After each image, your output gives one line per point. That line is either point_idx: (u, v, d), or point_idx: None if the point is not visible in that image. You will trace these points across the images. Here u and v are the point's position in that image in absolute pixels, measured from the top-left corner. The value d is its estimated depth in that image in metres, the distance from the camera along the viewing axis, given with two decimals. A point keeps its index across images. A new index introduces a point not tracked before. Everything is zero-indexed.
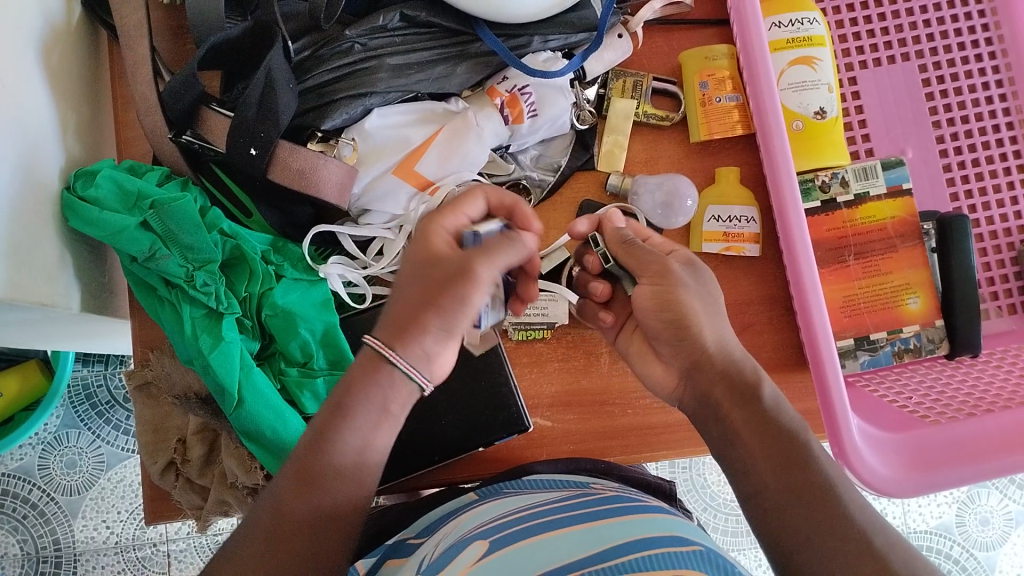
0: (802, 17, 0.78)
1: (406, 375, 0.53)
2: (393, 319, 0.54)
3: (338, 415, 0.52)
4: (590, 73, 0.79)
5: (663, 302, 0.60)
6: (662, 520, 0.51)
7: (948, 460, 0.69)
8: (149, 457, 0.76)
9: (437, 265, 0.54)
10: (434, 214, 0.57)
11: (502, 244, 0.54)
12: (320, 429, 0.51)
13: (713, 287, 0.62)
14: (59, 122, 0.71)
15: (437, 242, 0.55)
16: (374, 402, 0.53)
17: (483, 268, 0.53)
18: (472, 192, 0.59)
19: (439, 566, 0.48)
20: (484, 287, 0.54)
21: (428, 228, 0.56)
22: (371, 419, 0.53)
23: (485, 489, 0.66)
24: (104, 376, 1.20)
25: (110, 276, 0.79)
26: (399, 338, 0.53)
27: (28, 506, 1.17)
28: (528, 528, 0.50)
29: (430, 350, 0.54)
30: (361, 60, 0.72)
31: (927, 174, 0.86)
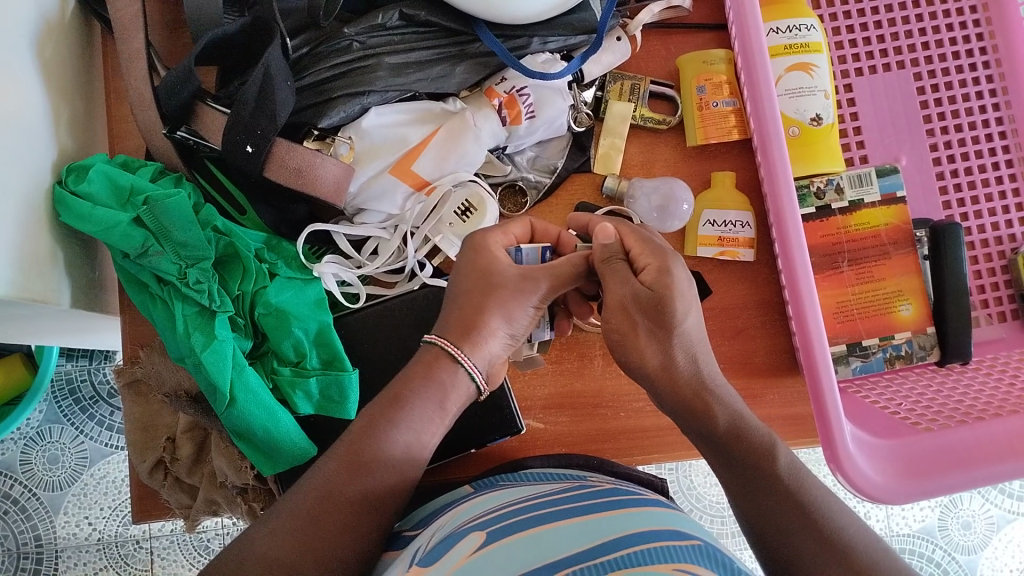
0: (799, 23, 0.78)
1: (468, 373, 0.59)
2: (460, 322, 0.60)
3: (395, 405, 0.56)
4: (588, 75, 0.79)
5: (620, 337, 0.58)
6: (660, 514, 0.51)
7: (939, 467, 0.70)
8: (138, 455, 0.75)
9: (503, 272, 0.61)
10: (489, 231, 0.64)
11: (569, 269, 0.61)
12: (378, 418, 0.56)
13: (683, 315, 0.57)
14: (51, 114, 0.70)
15: (498, 255, 0.62)
16: (433, 397, 0.57)
17: (544, 285, 0.61)
18: (522, 218, 0.66)
19: (436, 556, 0.48)
20: (542, 300, 0.61)
21: (484, 242, 0.63)
22: (427, 413, 0.57)
23: (482, 482, 0.66)
24: (87, 371, 1.19)
25: (100, 272, 0.78)
26: (466, 339, 0.59)
27: (9, 502, 1.15)
28: (524, 521, 0.50)
29: (491, 355, 0.60)
30: (360, 58, 0.71)
31: (920, 182, 0.86)
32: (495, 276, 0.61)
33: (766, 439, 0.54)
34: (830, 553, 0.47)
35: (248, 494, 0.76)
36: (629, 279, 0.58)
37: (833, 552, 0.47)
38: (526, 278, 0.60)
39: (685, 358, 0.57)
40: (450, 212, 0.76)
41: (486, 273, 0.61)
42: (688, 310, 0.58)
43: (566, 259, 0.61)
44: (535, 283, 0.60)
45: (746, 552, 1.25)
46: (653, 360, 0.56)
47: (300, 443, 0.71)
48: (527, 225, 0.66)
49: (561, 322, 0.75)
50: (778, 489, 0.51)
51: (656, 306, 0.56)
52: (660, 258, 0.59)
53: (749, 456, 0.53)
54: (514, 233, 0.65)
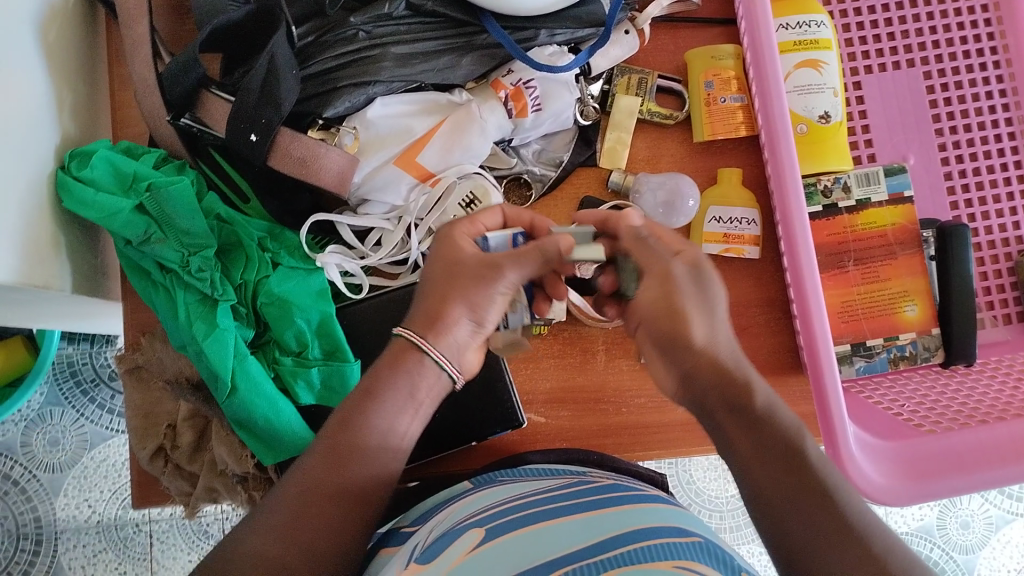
0: (809, 19, 0.78)
1: (435, 363, 0.56)
2: (426, 316, 0.56)
3: (367, 398, 0.54)
4: (595, 68, 0.79)
5: (661, 311, 0.52)
6: (661, 510, 0.51)
7: (942, 470, 0.70)
8: (138, 442, 0.75)
9: (467, 262, 0.56)
10: (453, 222, 0.59)
11: (537, 256, 0.55)
12: (351, 413, 0.53)
13: (722, 295, 0.54)
14: (54, 98, 0.70)
15: (461, 245, 0.58)
16: (403, 389, 0.55)
17: (509, 272, 0.55)
18: (491, 208, 0.61)
19: (434, 552, 0.47)
20: (512, 287, 0.57)
21: (450, 233, 0.59)
22: (400, 404, 0.55)
23: (481, 478, 0.66)
24: (89, 354, 1.19)
25: (102, 258, 0.78)
26: (430, 330, 0.55)
27: (10, 483, 1.15)
28: (524, 517, 0.50)
29: (462, 344, 0.57)
30: (366, 48, 0.71)
31: (928, 181, 0.86)
32: (460, 266, 0.56)
33: (791, 426, 0.50)
34: None
35: (248, 482, 0.76)
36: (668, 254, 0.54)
37: (847, 545, 0.46)
38: (490, 264, 0.56)
39: (725, 336, 0.53)
40: (454, 204, 0.75)
41: (451, 263, 0.57)
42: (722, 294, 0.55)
43: (535, 245, 0.55)
44: (503, 270, 0.56)
45: (744, 547, 1.25)
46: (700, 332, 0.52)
47: (299, 433, 0.70)
48: (498, 214, 0.62)
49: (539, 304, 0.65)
50: None
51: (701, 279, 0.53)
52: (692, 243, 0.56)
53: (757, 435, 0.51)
54: (482, 223, 0.60)
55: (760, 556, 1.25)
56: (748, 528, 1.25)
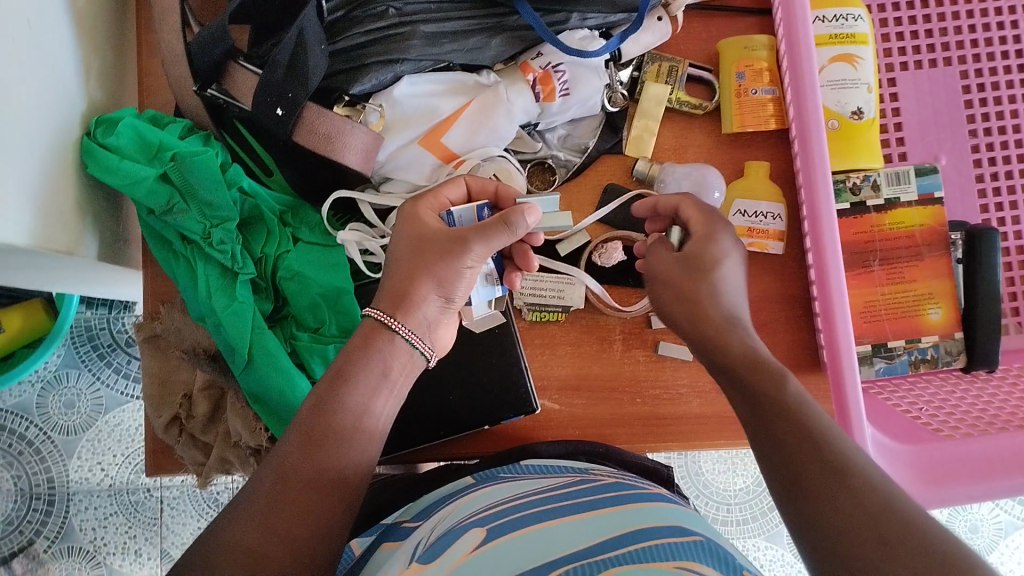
0: (847, 13, 0.76)
1: (406, 341, 0.59)
2: (396, 293, 0.60)
3: (339, 381, 0.56)
4: (626, 55, 0.78)
5: (666, 284, 0.61)
6: (665, 510, 0.51)
7: (960, 476, 0.69)
8: (154, 410, 0.75)
9: (432, 239, 0.60)
10: (416, 200, 0.63)
11: (499, 228, 0.59)
12: (325, 395, 0.55)
13: (725, 272, 0.59)
14: (82, 65, 0.70)
15: (427, 222, 0.61)
16: (375, 367, 0.57)
17: (474, 246, 0.59)
18: (454, 178, 0.65)
19: (436, 552, 0.47)
20: (478, 261, 0.60)
21: (415, 209, 0.62)
22: (372, 383, 0.57)
23: (483, 474, 0.66)
24: (106, 319, 1.19)
25: (124, 226, 0.78)
26: (399, 308, 0.59)
27: (24, 443, 1.17)
28: (527, 517, 0.50)
29: (429, 318, 0.61)
30: (395, 26, 0.70)
31: (958, 183, 0.84)
32: (426, 243, 0.60)
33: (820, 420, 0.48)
34: None
35: (260, 455, 0.75)
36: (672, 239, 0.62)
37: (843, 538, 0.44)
38: (455, 240, 0.59)
39: (727, 304, 0.58)
40: None
41: (417, 239, 0.61)
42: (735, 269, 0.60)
43: (498, 217, 0.59)
44: (467, 246, 0.59)
45: (750, 542, 1.24)
46: (695, 299, 0.58)
47: None
48: (463, 187, 0.65)
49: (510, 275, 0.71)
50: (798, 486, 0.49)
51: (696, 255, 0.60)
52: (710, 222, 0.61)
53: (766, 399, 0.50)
54: (447, 198, 0.64)
55: (766, 551, 1.24)
56: (754, 522, 1.25)
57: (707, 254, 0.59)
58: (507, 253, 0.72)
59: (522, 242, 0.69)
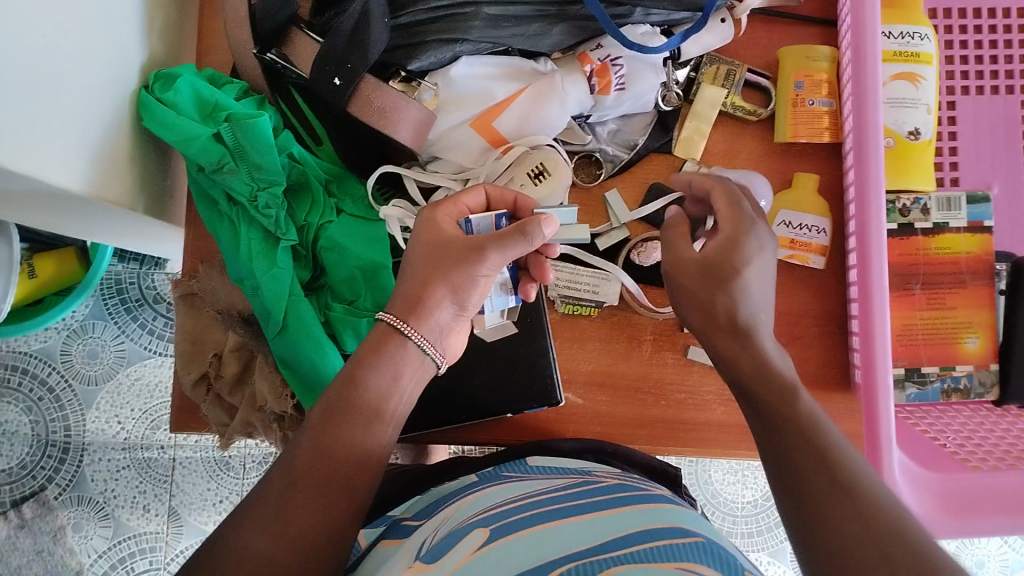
0: (914, 31, 0.75)
1: (418, 346, 0.58)
2: (410, 298, 0.59)
3: (351, 385, 0.55)
4: (685, 54, 0.77)
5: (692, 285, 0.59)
6: (674, 512, 0.51)
7: (988, 507, 0.68)
8: (184, 367, 0.76)
9: (450, 246, 0.60)
10: (437, 206, 0.64)
11: (515, 237, 0.59)
12: (336, 398, 0.55)
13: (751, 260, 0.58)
14: (145, 18, 0.70)
15: (445, 228, 0.62)
16: (387, 372, 0.57)
17: (491, 255, 0.59)
18: (474, 187, 0.65)
19: (441, 551, 0.48)
20: (493, 269, 0.61)
21: (435, 216, 0.63)
22: (383, 386, 0.56)
23: (486, 473, 0.66)
24: (137, 274, 1.20)
25: (171, 181, 0.79)
26: (413, 313, 0.59)
27: (45, 389, 1.19)
28: (529, 518, 0.50)
29: (442, 325, 0.60)
30: (459, 5, 0.70)
31: (1009, 216, 0.83)
32: (443, 248, 0.60)
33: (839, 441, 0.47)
34: None
35: (283, 422, 0.76)
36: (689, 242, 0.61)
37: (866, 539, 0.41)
38: (472, 249, 0.60)
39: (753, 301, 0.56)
40: (523, 173, 0.74)
41: (433, 245, 0.61)
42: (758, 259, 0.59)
43: (514, 228, 0.59)
44: (484, 255, 0.59)
45: (753, 555, 1.24)
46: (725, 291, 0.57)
47: None
48: (482, 196, 0.66)
49: (524, 288, 0.71)
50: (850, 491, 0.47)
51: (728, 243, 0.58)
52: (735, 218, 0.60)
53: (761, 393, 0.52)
54: (466, 206, 0.64)
55: (768, 566, 1.23)
56: (760, 536, 1.24)
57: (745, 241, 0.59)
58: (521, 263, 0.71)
59: (537, 252, 0.69)
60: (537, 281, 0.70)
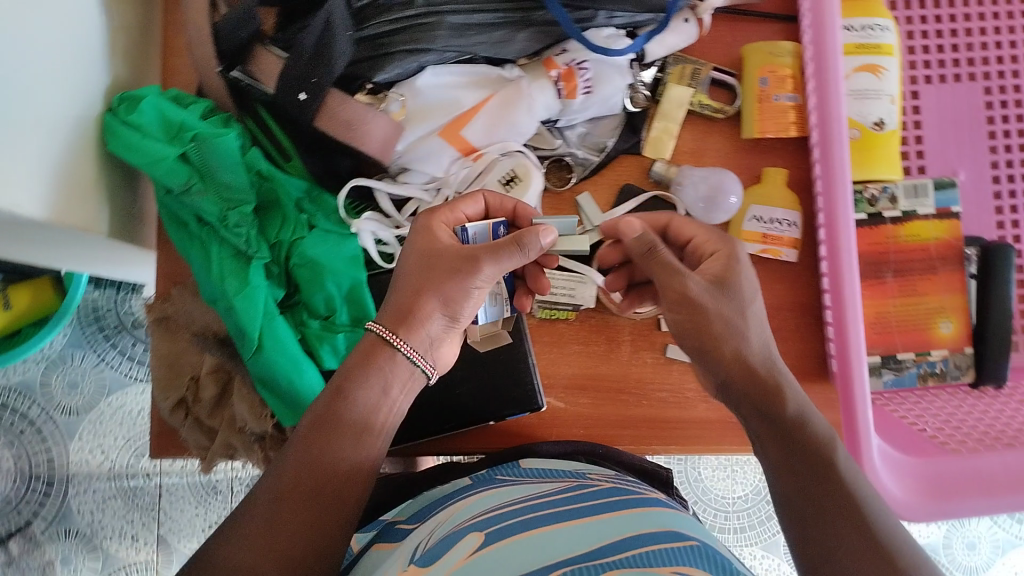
0: (874, 23, 0.76)
1: (407, 359, 0.58)
2: (403, 310, 0.59)
3: (340, 398, 0.56)
4: (651, 55, 0.77)
5: (690, 321, 0.60)
6: (665, 516, 0.51)
7: (966, 491, 0.69)
8: (161, 393, 0.75)
9: (443, 256, 0.59)
10: (434, 212, 0.62)
11: (511, 248, 0.59)
12: (324, 411, 0.55)
13: (748, 297, 0.61)
14: (107, 41, 0.69)
15: (440, 237, 0.61)
16: (375, 385, 0.57)
17: (485, 267, 0.58)
18: (472, 194, 0.64)
19: (434, 556, 0.48)
20: (487, 280, 0.59)
21: (428, 225, 0.62)
22: (372, 399, 0.57)
23: (482, 474, 0.66)
24: (114, 300, 1.19)
25: (140, 205, 0.78)
26: (403, 325, 0.58)
27: (26, 422, 1.17)
28: (526, 522, 0.50)
29: (433, 337, 0.60)
30: (422, 15, 0.69)
31: (976, 201, 0.84)
32: (437, 260, 0.59)
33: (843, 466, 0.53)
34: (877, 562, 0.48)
35: (265, 442, 0.75)
36: (683, 271, 0.60)
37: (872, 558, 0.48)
38: (465, 260, 0.59)
39: (759, 342, 0.59)
40: (494, 180, 0.73)
41: (427, 255, 0.60)
42: (753, 289, 0.61)
43: (509, 238, 0.59)
44: (478, 266, 0.58)
45: (746, 550, 1.24)
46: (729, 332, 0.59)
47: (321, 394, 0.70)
48: (480, 202, 0.65)
49: (521, 299, 0.72)
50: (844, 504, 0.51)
51: (726, 274, 0.61)
52: (726, 246, 0.63)
53: (760, 404, 0.57)
54: (462, 211, 0.64)
55: (762, 560, 1.24)
56: (752, 530, 1.24)
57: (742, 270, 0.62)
58: (519, 275, 0.73)
59: (537, 264, 0.71)
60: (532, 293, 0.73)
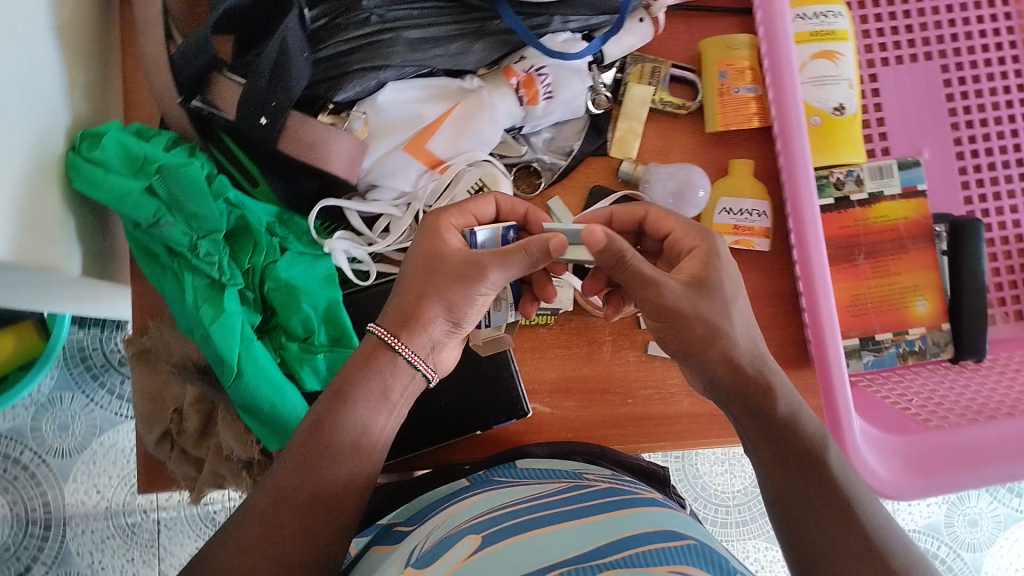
0: (826, 10, 0.77)
1: (407, 363, 0.58)
2: (407, 314, 0.58)
3: (339, 402, 0.56)
4: (609, 56, 0.78)
5: (673, 325, 0.57)
6: (657, 515, 0.51)
7: (950, 465, 0.70)
8: (145, 426, 0.75)
9: (448, 260, 0.59)
10: (442, 213, 0.62)
11: (518, 256, 0.58)
12: (324, 414, 0.55)
13: (732, 291, 0.58)
14: (66, 80, 0.69)
15: (449, 241, 0.60)
16: (375, 389, 0.57)
17: (490, 273, 0.58)
18: (483, 196, 0.64)
19: (431, 559, 0.47)
20: (493, 286, 0.59)
21: (433, 227, 0.61)
22: (371, 404, 0.56)
23: (480, 476, 0.66)
24: (99, 339, 1.19)
25: (111, 240, 0.78)
26: (404, 329, 0.58)
27: (19, 468, 1.16)
28: (521, 524, 0.50)
29: (435, 341, 0.60)
30: (377, 32, 0.70)
31: (942, 178, 0.85)
32: (441, 265, 0.59)
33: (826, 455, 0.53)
34: (860, 556, 0.49)
35: (253, 468, 0.75)
36: (663, 278, 0.56)
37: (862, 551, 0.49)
38: (472, 265, 0.58)
39: (745, 339, 0.57)
40: (463, 191, 0.74)
41: (431, 258, 0.59)
42: (734, 281, 0.59)
43: (517, 246, 0.58)
44: (484, 274, 0.58)
45: (749, 543, 1.24)
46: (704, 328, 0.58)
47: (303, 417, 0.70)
48: (491, 204, 0.65)
49: (526, 305, 0.72)
50: (828, 498, 0.52)
51: (707, 273, 0.58)
52: (705, 241, 0.60)
53: (750, 402, 0.56)
54: (470, 214, 0.63)
55: (766, 552, 1.24)
56: (754, 522, 1.25)
57: (725, 263, 0.59)
58: (525, 281, 0.71)
59: (546, 271, 0.70)
60: (538, 301, 0.71)
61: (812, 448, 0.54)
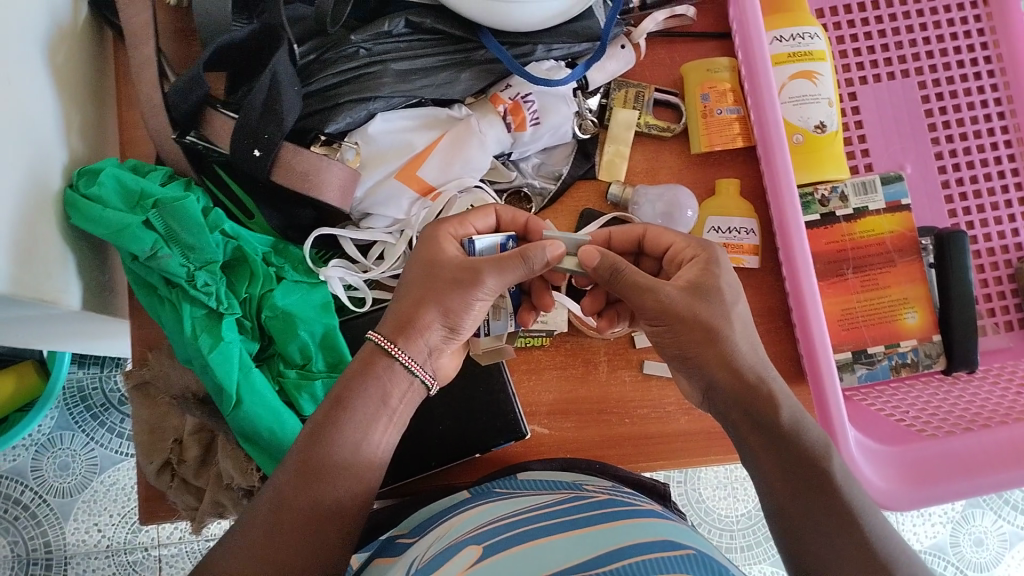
0: (803, 31, 0.79)
1: (406, 368, 0.59)
2: (405, 320, 0.59)
3: (338, 409, 0.56)
4: (593, 82, 0.81)
5: (670, 330, 0.58)
6: (655, 525, 0.52)
7: (944, 474, 0.71)
8: (145, 457, 0.75)
9: (446, 267, 0.59)
10: (442, 223, 0.62)
11: (514, 261, 0.58)
12: (323, 423, 0.56)
13: (730, 297, 0.59)
14: (63, 120, 0.71)
15: (446, 249, 0.60)
16: (374, 395, 0.58)
17: (486, 278, 0.58)
18: (483, 208, 0.65)
19: (433, 568, 0.48)
20: (489, 292, 0.59)
21: (434, 237, 0.62)
22: (371, 409, 0.57)
23: (479, 487, 0.68)
24: (99, 378, 1.20)
25: (110, 275, 0.80)
26: (402, 334, 0.59)
27: (19, 508, 1.16)
28: (522, 535, 0.50)
29: (433, 347, 0.60)
30: (366, 65, 0.72)
31: (925, 190, 0.88)
32: (438, 272, 0.59)
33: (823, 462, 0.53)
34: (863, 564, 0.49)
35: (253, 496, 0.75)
36: (659, 284, 0.58)
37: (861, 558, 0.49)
38: (468, 271, 0.58)
39: (747, 347, 0.58)
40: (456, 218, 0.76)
41: (428, 266, 0.60)
42: (735, 289, 0.60)
43: (514, 252, 0.58)
44: (482, 279, 0.58)
45: (755, 567, 1.24)
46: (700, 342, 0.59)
47: None
48: (491, 215, 0.65)
49: (525, 316, 0.71)
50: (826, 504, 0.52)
51: (704, 279, 0.59)
52: (705, 251, 0.61)
53: (751, 410, 0.56)
54: (471, 226, 0.63)
55: None
56: (758, 547, 1.24)
57: (723, 270, 0.60)
58: (525, 291, 0.72)
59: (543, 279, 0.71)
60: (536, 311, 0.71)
61: (810, 456, 0.54)
